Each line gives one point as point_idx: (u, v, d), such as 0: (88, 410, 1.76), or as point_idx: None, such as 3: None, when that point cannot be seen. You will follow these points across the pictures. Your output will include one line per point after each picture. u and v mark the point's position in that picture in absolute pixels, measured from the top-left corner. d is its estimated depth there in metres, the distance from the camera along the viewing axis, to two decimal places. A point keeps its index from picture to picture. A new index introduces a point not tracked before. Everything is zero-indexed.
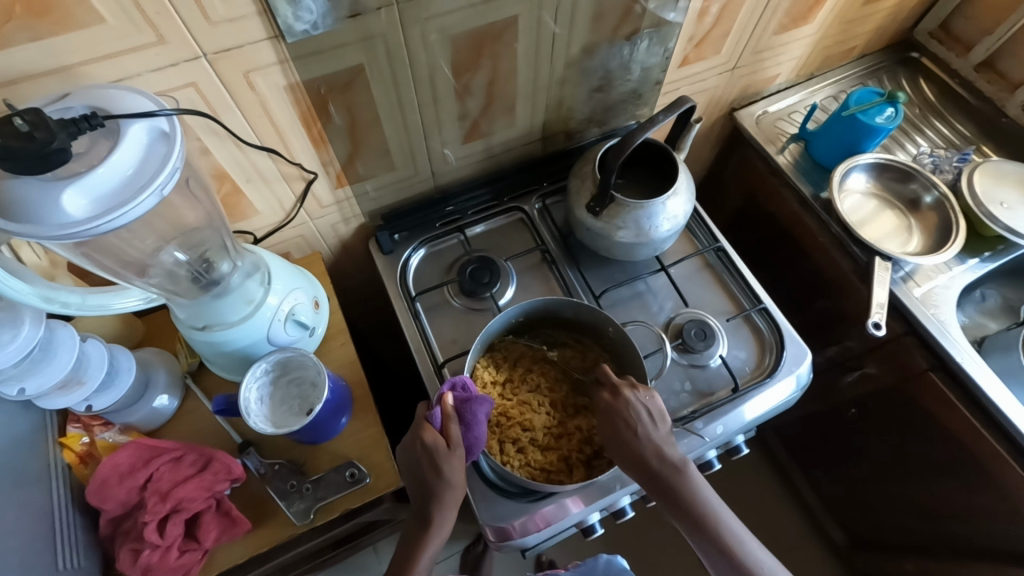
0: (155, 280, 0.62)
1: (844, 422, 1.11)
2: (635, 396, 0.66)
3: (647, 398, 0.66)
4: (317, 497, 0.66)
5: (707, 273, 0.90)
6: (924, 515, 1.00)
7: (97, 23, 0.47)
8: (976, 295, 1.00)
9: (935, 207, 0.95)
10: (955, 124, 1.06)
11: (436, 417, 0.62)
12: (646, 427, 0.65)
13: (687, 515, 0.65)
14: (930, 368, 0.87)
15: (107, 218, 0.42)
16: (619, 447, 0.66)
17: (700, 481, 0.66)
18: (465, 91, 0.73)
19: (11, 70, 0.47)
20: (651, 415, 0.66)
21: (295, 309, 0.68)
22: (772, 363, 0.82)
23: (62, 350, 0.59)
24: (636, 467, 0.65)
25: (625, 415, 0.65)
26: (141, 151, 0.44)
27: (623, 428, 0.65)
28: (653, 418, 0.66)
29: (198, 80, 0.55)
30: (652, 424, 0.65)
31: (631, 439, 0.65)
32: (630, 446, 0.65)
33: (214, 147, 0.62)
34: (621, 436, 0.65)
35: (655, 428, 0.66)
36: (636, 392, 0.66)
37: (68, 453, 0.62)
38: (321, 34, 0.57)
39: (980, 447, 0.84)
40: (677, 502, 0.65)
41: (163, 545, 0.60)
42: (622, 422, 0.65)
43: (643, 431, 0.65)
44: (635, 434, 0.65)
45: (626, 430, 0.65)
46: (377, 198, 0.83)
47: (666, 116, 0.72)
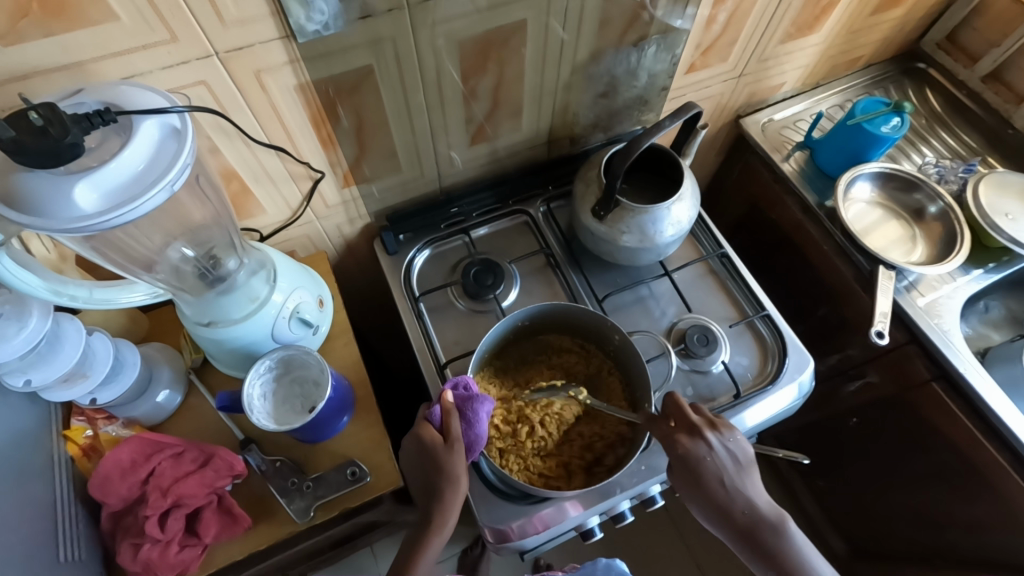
0: (162, 275, 0.63)
1: (846, 430, 1.10)
2: (717, 441, 0.63)
3: (731, 440, 0.64)
4: (317, 495, 0.66)
5: (710, 279, 0.90)
6: (924, 526, 1.00)
7: (111, 22, 0.47)
8: (979, 306, 1.00)
9: (940, 217, 0.95)
10: (960, 135, 1.06)
11: (436, 415, 0.62)
12: (733, 476, 0.63)
13: (785, 575, 0.63)
14: (933, 378, 0.87)
15: (117, 213, 0.42)
16: (705, 499, 0.63)
17: (797, 533, 0.64)
18: (472, 95, 0.74)
19: (25, 65, 0.47)
20: (735, 460, 0.63)
21: (299, 307, 0.69)
22: (774, 370, 0.81)
23: (68, 344, 0.59)
24: (724, 517, 0.63)
25: (711, 465, 0.63)
26: (152, 147, 0.45)
27: (710, 479, 0.62)
28: (738, 461, 0.64)
29: (209, 79, 0.55)
30: (739, 471, 0.63)
31: (717, 490, 0.63)
32: (713, 497, 0.63)
33: (223, 145, 0.63)
34: (706, 487, 0.63)
35: (742, 474, 0.64)
36: (718, 437, 0.64)
37: (72, 447, 0.63)
38: (331, 35, 0.58)
39: (982, 459, 0.83)
40: (773, 558, 0.63)
41: (164, 540, 0.60)
42: (708, 473, 0.62)
43: (728, 478, 0.63)
44: (723, 484, 0.63)
45: (713, 480, 0.63)
46: (382, 199, 0.83)
47: (672, 122, 0.72)
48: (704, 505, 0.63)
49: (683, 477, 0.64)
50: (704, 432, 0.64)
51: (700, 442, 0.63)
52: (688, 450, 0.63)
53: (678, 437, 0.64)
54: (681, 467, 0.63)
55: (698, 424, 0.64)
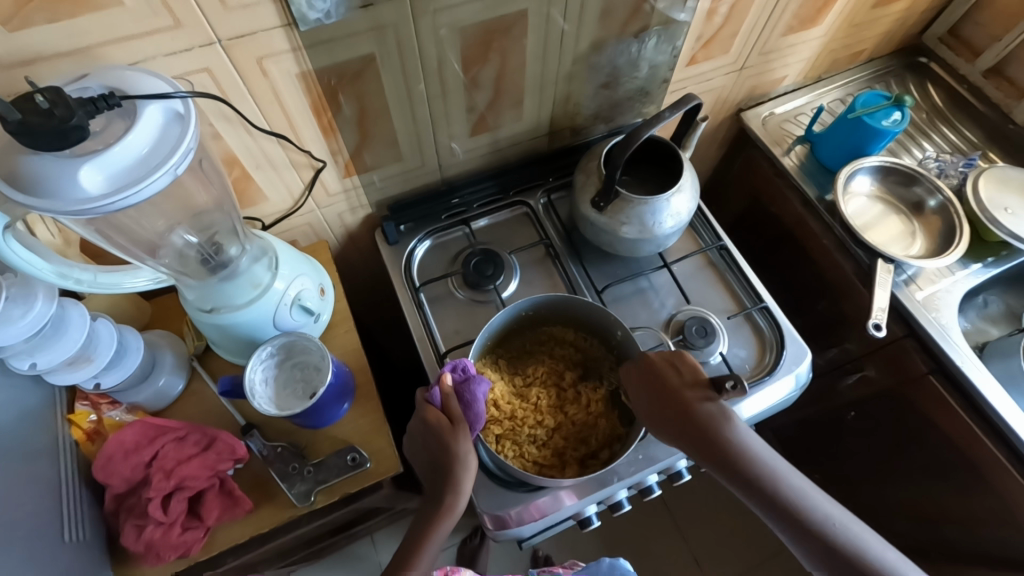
0: (166, 260, 0.64)
1: (843, 424, 1.11)
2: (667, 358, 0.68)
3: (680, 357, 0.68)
4: (317, 480, 0.67)
5: (709, 271, 0.91)
6: (921, 520, 1.00)
7: (116, 7, 0.48)
8: (978, 300, 1.00)
9: (939, 211, 0.95)
10: (961, 130, 1.07)
11: (436, 397, 0.63)
12: (685, 385, 0.66)
13: (739, 472, 0.63)
14: (930, 371, 0.87)
15: (121, 195, 0.43)
16: (667, 411, 0.66)
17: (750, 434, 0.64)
18: (473, 85, 0.74)
19: (32, 49, 0.48)
20: (685, 371, 0.67)
21: (301, 294, 0.69)
22: (772, 362, 0.82)
23: (72, 327, 0.60)
24: (678, 422, 0.65)
25: (672, 376, 0.67)
26: (155, 132, 0.45)
27: (672, 387, 0.66)
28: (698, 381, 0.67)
29: (212, 65, 0.56)
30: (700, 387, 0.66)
31: (679, 399, 0.66)
32: (664, 403, 0.66)
33: (226, 132, 0.63)
34: (668, 395, 0.66)
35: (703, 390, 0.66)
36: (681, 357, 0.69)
37: (76, 430, 0.64)
38: (333, 23, 0.58)
39: (978, 452, 0.84)
40: (727, 460, 0.63)
41: (167, 521, 0.61)
42: (671, 383, 0.66)
43: (678, 385, 0.66)
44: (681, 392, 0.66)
45: (674, 390, 0.66)
46: (384, 189, 0.84)
47: (672, 113, 0.72)
48: (665, 412, 0.66)
49: (652, 388, 0.67)
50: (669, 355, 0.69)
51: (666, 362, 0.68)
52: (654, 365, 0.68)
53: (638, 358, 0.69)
54: (649, 381, 0.68)
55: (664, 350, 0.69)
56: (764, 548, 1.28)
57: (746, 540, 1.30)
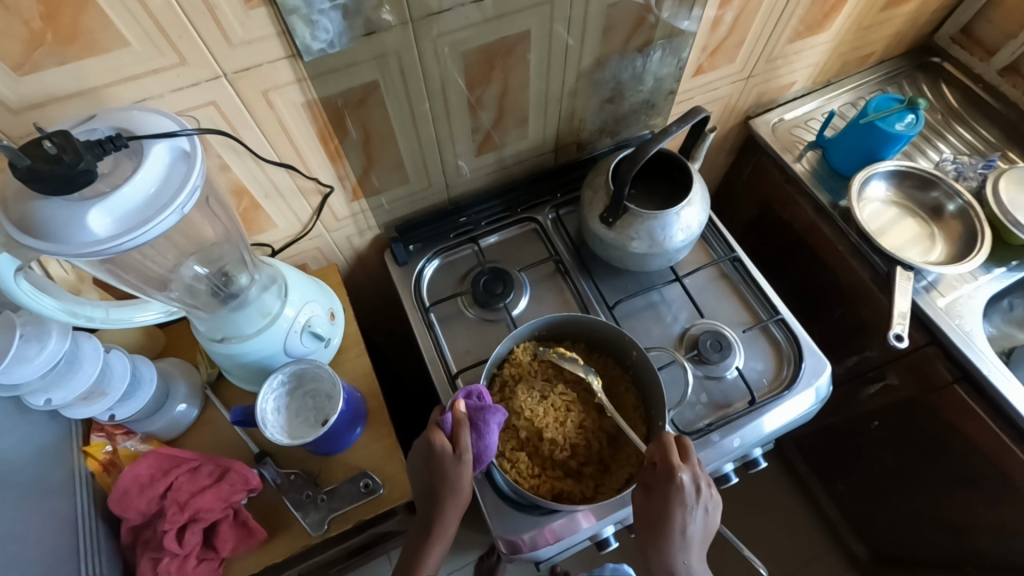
0: (176, 293, 0.64)
1: (866, 434, 1.08)
2: (693, 484, 0.61)
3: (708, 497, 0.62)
4: (331, 508, 0.67)
5: (722, 283, 0.89)
6: (949, 532, 0.97)
7: (123, 48, 0.49)
8: (1003, 304, 0.96)
9: (959, 215, 0.93)
10: (977, 129, 1.04)
11: (447, 422, 0.63)
12: (689, 522, 0.61)
13: None
14: (956, 379, 0.85)
15: (130, 236, 0.43)
16: (650, 531, 0.61)
17: None
18: (478, 104, 0.74)
19: (42, 94, 0.49)
20: (704, 516, 0.62)
21: (311, 320, 0.69)
22: (790, 376, 0.80)
23: (86, 361, 0.60)
24: (660, 549, 0.61)
25: (685, 511, 0.61)
26: (162, 171, 0.46)
27: (674, 523, 0.60)
28: (705, 524, 0.63)
29: (219, 100, 0.56)
30: (698, 535, 0.62)
31: (672, 540, 0.60)
32: (668, 527, 0.60)
33: (234, 163, 0.64)
34: (665, 529, 0.60)
35: (701, 538, 0.63)
36: (708, 495, 0.62)
37: (92, 462, 0.64)
38: (337, 52, 0.58)
39: (1007, 462, 0.81)
40: None
41: (182, 553, 0.61)
42: (676, 519, 0.60)
43: (684, 520, 0.61)
44: (680, 536, 0.61)
45: (676, 529, 0.60)
46: (392, 211, 0.84)
47: (680, 128, 0.71)
48: (650, 537, 0.61)
49: (654, 503, 0.62)
50: (698, 478, 0.61)
51: (691, 488, 0.61)
52: (678, 492, 0.60)
53: (682, 472, 0.60)
54: (657, 493, 0.62)
55: (697, 467, 0.62)
56: (784, 562, 1.27)
57: (765, 553, 1.28)
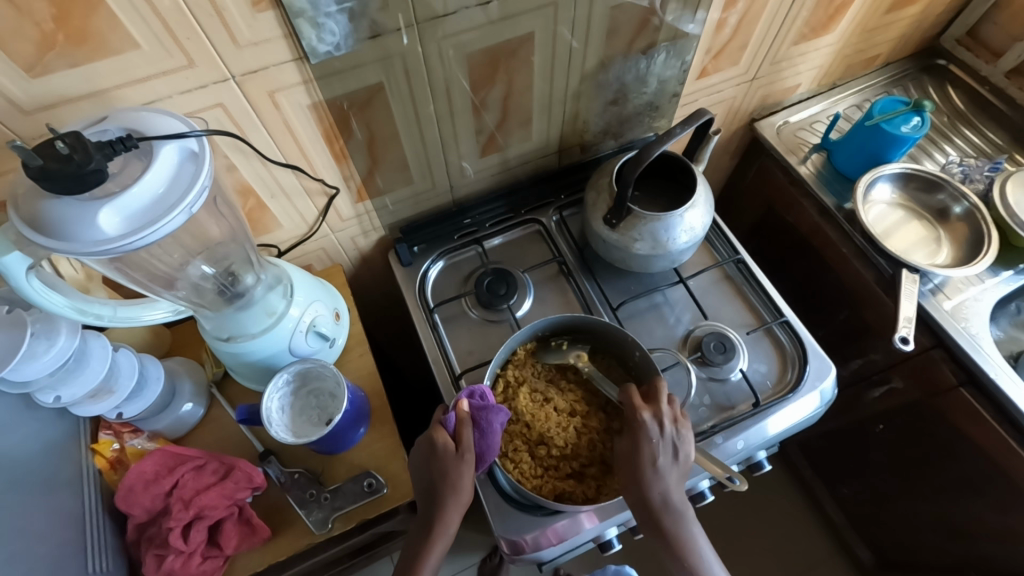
0: (183, 292, 0.65)
1: (872, 438, 1.07)
2: (658, 424, 0.64)
3: (676, 434, 0.64)
4: (334, 507, 0.67)
5: (726, 285, 0.89)
6: (955, 537, 0.96)
7: (133, 50, 0.49)
8: (1010, 308, 0.95)
9: (965, 217, 0.93)
10: (984, 132, 1.03)
11: (449, 420, 0.63)
12: (661, 460, 0.63)
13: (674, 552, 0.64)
14: (962, 383, 0.84)
15: (137, 236, 0.44)
16: (626, 469, 0.65)
17: (693, 524, 0.66)
18: (482, 106, 0.74)
19: (53, 94, 0.50)
20: (675, 452, 0.64)
21: (316, 320, 0.70)
22: (794, 378, 0.80)
23: (94, 359, 0.61)
24: (636, 486, 0.64)
25: (652, 444, 0.64)
26: (171, 171, 0.46)
27: (643, 456, 0.63)
28: (677, 460, 0.64)
29: (226, 101, 0.57)
30: (672, 468, 0.64)
31: (645, 473, 0.63)
32: (638, 463, 0.64)
33: (240, 164, 0.64)
34: (637, 463, 0.64)
35: (677, 474, 0.64)
36: (673, 428, 0.64)
37: (99, 459, 0.65)
38: (343, 54, 0.59)
39: (1014, 467, 0.80)
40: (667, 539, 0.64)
41: (187, 551, 0.62)
42: (644, 452, 0.63)
43: (653, 456, 0.63)
44: (652, 468, 0.63)
45: (647, 462, 0.63)
46: (396, 212, 0.85)
47: (683, 129, 0.71)
48: (626, 476, 0.65)
49: (626, 444, 0.66)
50: (661, 415, 0.65)
51: (655, 424, 0.64)
52: (641, 426, 0.64)
53: (642, 411, 0.64)
54: (628, 434, 0.65)
55: (661, 407, 0.65)
56: (788, 567, 1.26)
57: (769, 557, 1.28)
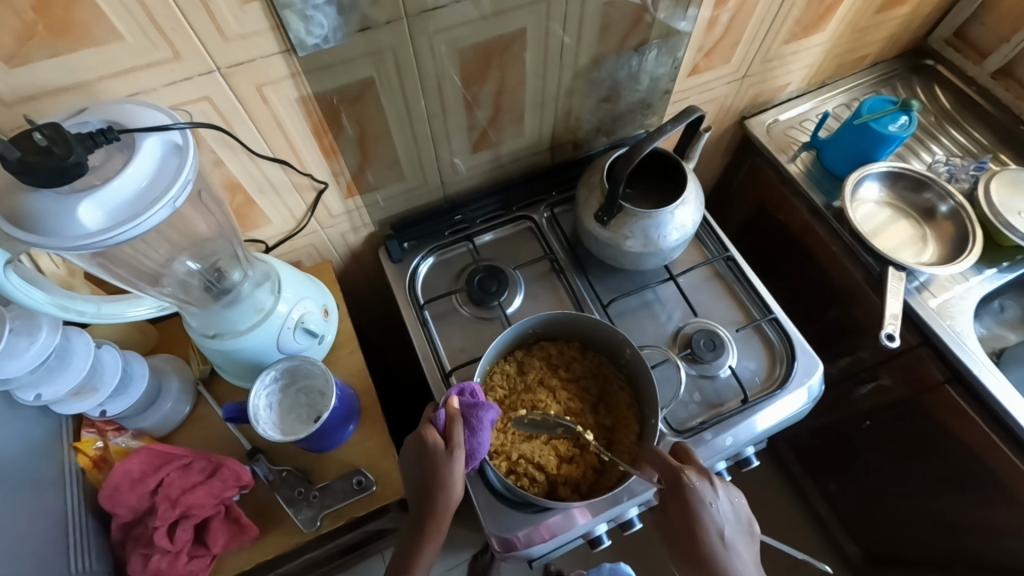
0: (169, 289, 0.64)
1: (859, 434, 1.08)
2: (716, 491, 0.61)
3: (728, 492, 0.63)
4: (323, 505, 0.67)
5: (716, 282, 0.89)
6: (940, 532, 0.98)
7: (117, 41, 0.48)
8: (993, 306, 0.97)
9: (951, 216, 0.94)
10: (970, 131, 1.05)
11: (440, 418, 0.63)
12: (723, 524, 0.61)
13: None
14: (947, 380, 0.85)
15: (121, 230, 0.43)
16: (689, 545, 0.61)
17: None
18: (474, 102, 0.74)
19: (34, 85, 0.48)
20: (734, 511, 0.62)
21: (305, 317, 0.69)
22: (782, 375, 0.80)
23: (77, 356, 0.60)
24: (703, 558, 0.60)
25: (710, 509, 0.60)
26: (154, 164, 0.45)
27: (705, 524, 0.60)
28: (735, 516, 0.62)
29: (213, 94, 0.56)
30: (736, 527, 0.62)
31: (713, 541, 0.60)
32: (702, 535, 0.60)
33: (228, 158, 0.63)
34: (700, 532, 0.60)
35: (741, 532, 0.62)
36: (723, 488, 0.62)
37: (82, 458, 0.63)
38: (332, 48, 0.58)
39: (997, 463, 0.82)
40: None
41: (173, 550, 0.61)
42: (705, 518, 0.60)
43: (713, 519, 0.60)
44: (717, 534, 0.60)
45: (710, 527, 0.60)
46: (387, 208, 0.84)
47: (675, 126, 0.71)
48: (690, 549, 0.61)
49: (676, 513, 0.61)
50: (706, 474, 0.62)
51: (705, 484, 0.62)
52: (692, 491, 0.60)
53: (688, 472, 0.61)
54: (675, 504, 0.61)
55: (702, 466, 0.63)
56: (776, 562, 1.27)
57: (758, 553, 1.29)
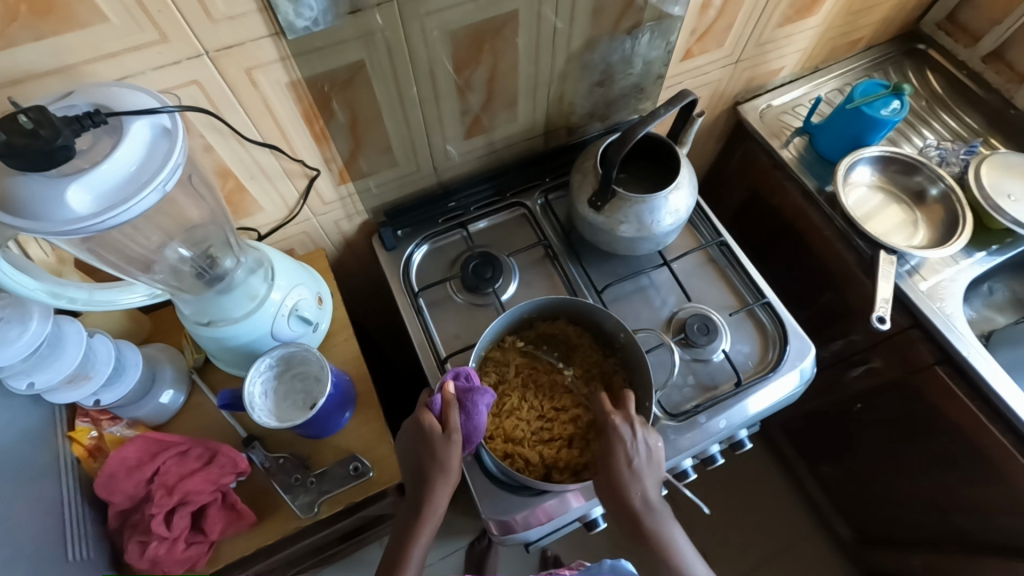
0: (160, 276, 0.63)
1: (851, 417, 1.10)
2: (642, 431, 0.63)
3: (652, 435, 0.63)
4: (321, 491, 0.67)
5: (709, 267, 0.90)
6: (929, 511, 1.00)
7: (102, 23, 0.48)
8: (983, 289, 0.98)
9: (941, 199, 0.94)
10: (961, 116, 1.05)
11: (436, 403, 0.63)
12: (635, 462, 0.62)
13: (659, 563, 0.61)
14: (936, 361, 0.86)
15: (111, 214, 0.42)
16: (603, 479, 0.63)
17: (679, 534, 0.63)
18: (466, 87, 0.73)
19: (18, 69, 0.48)
20: (650, 454, 0.63)
21: (299, 304, 0.69)
22: (776, 358, 0.81)
23: (70, 345, 0.60)
24: (614, 492, 0.62)
25: (625, 447, 0.62)
26: (143, 149, 0.45)
27: (618, 460, 0.62)
28: (653, 459, 0.63)
29: (201, 78, 0.55)
30: (651, 468, 0.62)
31: (621, 475, 0.62)
32: (613, 470, 0.62)
33: (217, 144, 0.63)
34: (614, 468, 0.62)
35: (654, 474, 0.63)
36: (646, 430, 0.63)
37: (77, 448, 0.64)
38: (322, 31, 0.58)
39: (984, 441, 0.83)
40: (648, 545, 0.62)
41: (170, 537, 0.61)
42: (618, 454, 0.62)
43: (626, 458, 0.62)
44: (628, 470, 0.62)
45: (622, 462, 0.62)
46: (380, 195, 0.83)
47: (668, 110, 0.71)
48: (604, 483, 0.63)
49: (600, 450, 0.64)
50: (632, 418, 0.64)
51: (627, 426, 0.63)
52: (613, 429, 0.63)
53: (612, 413, 0.64)
54: (601, 442, 0.64)
55: (632, 411, 0.64)
56: (770, 544, 1.29)
57: (752, 536, 1.31)
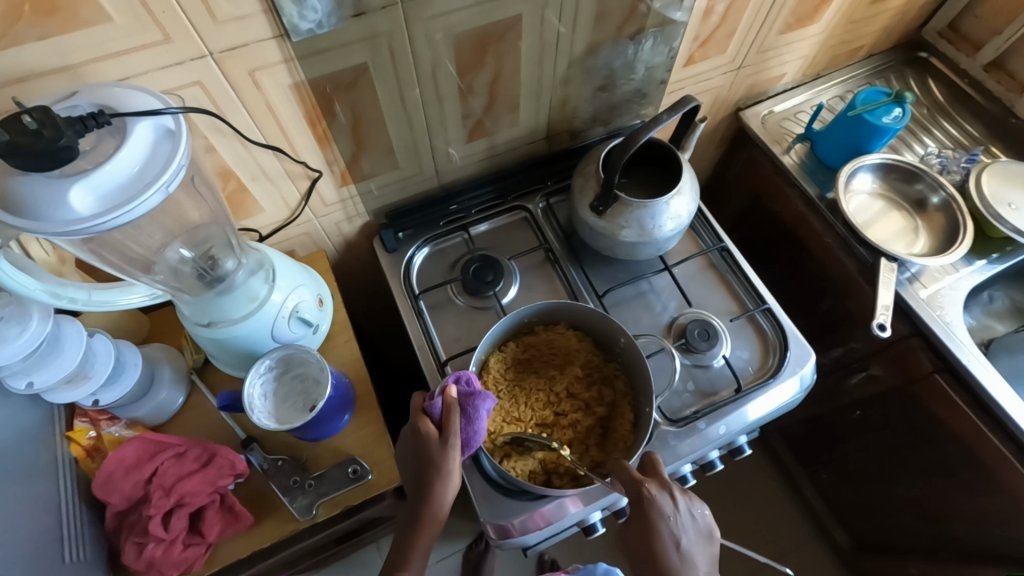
0: (161, 276, 0.63)
1: (849, 424, 1.10)
2: (683, 502, 0.60)
3: (693, 506, 0.61)
4: (318, 494, 0.67)
5: (710, 273, 0.90)
6: (927, 519, 1.00)
7: (105, 23, 0.48)
8: (982, 297, 0.99)
9: (943, 207, 0.94)
10: (962, 124, 1.05)
11: (436, 407, 0.62)
12: (680, 540, 0.59)
13: None
14: (936, 369, 0.86)
15: (112, 215, 0.42)
16: (647, 563, 0.59)
17: None
18: (469, 91, 0.73)
19: (21, 68, 0.48)
20: (696, 527, 0.60)
21: (299, 306, 0.69)
22: (776, 364, 0.81)
23: (69, 345, 0.59)
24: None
25: (669, 523, 0.59)
26: (146, 150, 0.45)
27: (663, 540, 0.58)
28: (698, 533, 0.60)
29: (205, 79, 0.55)
30: (698, 543, 0.60)
31: (669, 557, 0.58)
32: (660, 552, 0.58)
33: (219, 145, 0.63)
34: (659, 551, 0.58)
35: (701, 549, 0.60)
36: (686, 501, 0.61)
37: (75, 447, 0.63)
38: (326, 33, 0.58)
39: (983, 450, 0.83)
40: None
41: (168, 538, 0.61)
42: (662, 533, 0.58)
43: (671, 536, 0.58)
44: (676, 550, 0.58)
45: (669, 544, 0.58)
46: (382, 197, 0.83)
47: (670, 116, 0.71)
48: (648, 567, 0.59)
49: (636, 527, 0.60)
50: (669, 488, 0.61)
51: (667, 498, 0.60)
52: (653, 503, 0.59)
53: (648, 485, 0.59)
54: (637, 520, 0.59)
55: (666, 480, 0.61)
56: (766, 549, 1.29)
57: (749, 541, 1.31)
